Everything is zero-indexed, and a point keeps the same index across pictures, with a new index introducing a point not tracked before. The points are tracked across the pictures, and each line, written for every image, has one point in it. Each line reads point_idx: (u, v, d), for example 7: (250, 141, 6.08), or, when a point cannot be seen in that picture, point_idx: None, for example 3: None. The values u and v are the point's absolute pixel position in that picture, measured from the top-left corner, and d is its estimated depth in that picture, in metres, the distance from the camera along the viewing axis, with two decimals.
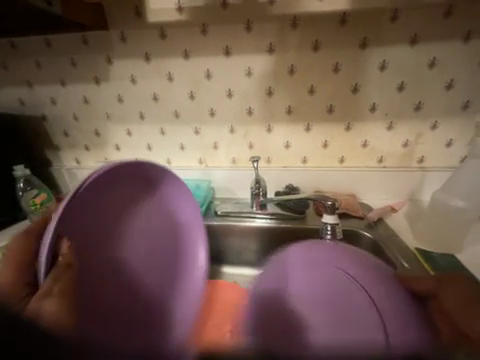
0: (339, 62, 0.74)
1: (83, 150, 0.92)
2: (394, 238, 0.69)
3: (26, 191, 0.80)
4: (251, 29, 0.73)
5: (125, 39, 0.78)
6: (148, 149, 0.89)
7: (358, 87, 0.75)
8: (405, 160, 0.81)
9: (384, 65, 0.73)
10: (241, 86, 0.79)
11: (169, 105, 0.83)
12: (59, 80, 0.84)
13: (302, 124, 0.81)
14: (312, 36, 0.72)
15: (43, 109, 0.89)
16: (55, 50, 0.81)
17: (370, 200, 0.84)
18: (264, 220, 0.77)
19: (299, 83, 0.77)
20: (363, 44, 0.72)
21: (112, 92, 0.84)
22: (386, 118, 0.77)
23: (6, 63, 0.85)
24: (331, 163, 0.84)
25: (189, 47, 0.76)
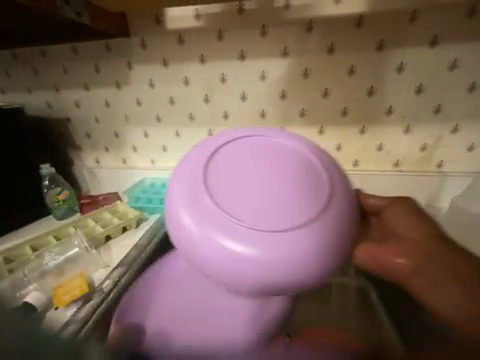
0: (354, 64, 0.73)
1: (103, 151, 0.96)
2: None
3: (50, 188, 0.86)
4: (265, 34, 0.75)
5: (144, 46, 0.82)
6: (163, 150, 0.92)
7: (374, 90, 0.74)
8: (424, 164, 0.78)
9: (401, 67, 0.71)
10: (254, 89, 0.80)
11: (184, 108, 0.86)
12: (84, 85, 0.89)
13: (315, 127, 0.81)
14: (327, 40, 0.72)
15: (68, 112, 0.94)
16: (81, 56, 0.86)
17: None
18: None
19: (312, 86, 0.77)
20: (379, 46, 0.71)
21: (131, 95, 0.88)
22: (402, 122, 0.76)
23: (36, 69, 0.91)
24: (344, 167, 0.83)
25: (205, 52, 0.79)
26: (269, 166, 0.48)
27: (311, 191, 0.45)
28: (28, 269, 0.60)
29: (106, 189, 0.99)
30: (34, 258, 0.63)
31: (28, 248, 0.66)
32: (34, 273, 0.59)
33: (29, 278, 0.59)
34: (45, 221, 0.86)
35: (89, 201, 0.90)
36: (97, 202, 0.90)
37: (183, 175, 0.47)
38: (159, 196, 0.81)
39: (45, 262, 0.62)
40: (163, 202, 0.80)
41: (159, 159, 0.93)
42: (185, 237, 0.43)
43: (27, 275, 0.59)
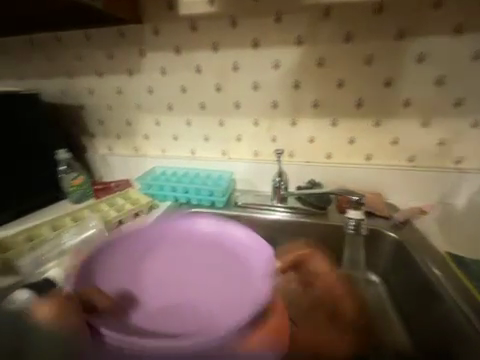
0: (372, 54, 0.70)
1: (115, 139, 0.98)
2: (422, 241, 0.66)
3: (67, 173, 0.88)
4: (281, 21, 0.73)
5: (157, 33, 0.81)
6: (174, 139, 0.92)
7: (392, 81, 0.72)
8: (440, 160, 0.76)
9: (422, 57, 0.68)
10: (267, 79, 0.78)
11: (195, 98, 0.86)
12: (97, 72, 0.90)
13: (328, 119, 0.79)
14: (345, 27, 0.70)
15: (81, 100, 0.95)
16: (94, 43, 0.87)
17: (397, 200, 0.80)
18: (284, 213, 0.78)
19: (327, 76, 0.75)
20: (400, 34, 0.68)
21: (143, 83, 0.88)
22: (420, 114, 0.73)
23: (51, 56, 0.92)
24: (357, 160, 0.81)
25: (218, 39, 0.78)
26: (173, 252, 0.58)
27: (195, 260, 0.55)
28: (46, 248, 0.63)
29: (118, 176, 1.01)
30: (52, 238, 0.66)
31: (45, 229, 0.69)
32: (54, 252, 0.62)
33: (49, 257, 0.61)
34: (59, 205, 0.89)
35: (102, 187, 0.93)
36: (110, 189, 0.93)
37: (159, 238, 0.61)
38: (169, 183, 0.83)
39: (64, 242, 0.64)
40: (173, 189, 0.82)
41: (169, 149, 0.94)
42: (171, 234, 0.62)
43: (47, 253, 0.61)
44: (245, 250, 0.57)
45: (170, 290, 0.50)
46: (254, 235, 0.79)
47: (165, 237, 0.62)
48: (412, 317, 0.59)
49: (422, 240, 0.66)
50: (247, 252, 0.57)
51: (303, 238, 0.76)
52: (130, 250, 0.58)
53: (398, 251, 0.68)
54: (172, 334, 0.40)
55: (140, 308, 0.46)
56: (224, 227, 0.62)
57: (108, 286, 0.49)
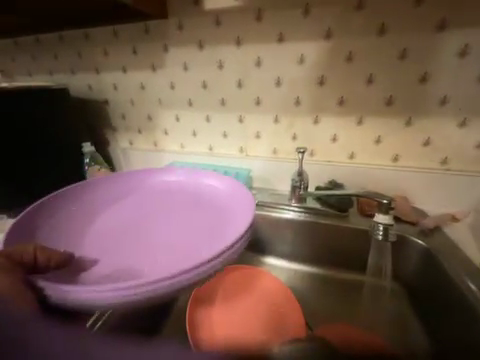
0: (407, 47, 0.66)
1: (136, 133, 1.00)
2: (453, 251, 0.61)
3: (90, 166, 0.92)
4: (308, 13, 0.70)
5: (181, 28, 0.81)
6: (193, 135, 0.93)
7: (427, 77, 0.66)
8: (477, 164, 0.70)
9: (464, 51, 0.63)
10: (291, 74, 0.76)
11: (216, 94, 0.85)
12: (122, 68, 0.92)
13: (353, 117, 0.75)
14: (377, 19, 0.66)
15: (106, 94, 0.98)
16: (120, 39, 0.89)
17: (425, 205, 0.75)
18: (302, 214, 0.75)
19: (355, 72, 0.71)
20: (440, 26, 0.62)
21: (165, 79, 0.89)
22: (458, 114, 0.67)
23: (80, 52, 0.96)
24: (383, 162, 0.77)
25: (242, 33, 0.76)
26: (151, 209, 0.60)
27: (174, 214, 0.58)
28: None
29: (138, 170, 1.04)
30: None
31: None
32: None
33: None
34: None
35: None
36: None
37: (137, 197, 0.63)
38: None
39: None
40: None
41: (188, 144, 0.95)
42: (147, 191, 0.66)
43: None
44: (219, 194, 0.63)
45: (156, 229, 0.54)
46: (270, 234, 0.78)
47: (140, 196, 0.64)
48: (439, 330, 0.56)
49: (454, 249, 0.61)
50: (221, 195, 0.62)
51: (321, 240, 0.74)
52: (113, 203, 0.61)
53: (425, 260, 0.63)
54: (151, 272, 0.44)
55: (128, 268, 0.45)
56: (203, 177, 0.68)
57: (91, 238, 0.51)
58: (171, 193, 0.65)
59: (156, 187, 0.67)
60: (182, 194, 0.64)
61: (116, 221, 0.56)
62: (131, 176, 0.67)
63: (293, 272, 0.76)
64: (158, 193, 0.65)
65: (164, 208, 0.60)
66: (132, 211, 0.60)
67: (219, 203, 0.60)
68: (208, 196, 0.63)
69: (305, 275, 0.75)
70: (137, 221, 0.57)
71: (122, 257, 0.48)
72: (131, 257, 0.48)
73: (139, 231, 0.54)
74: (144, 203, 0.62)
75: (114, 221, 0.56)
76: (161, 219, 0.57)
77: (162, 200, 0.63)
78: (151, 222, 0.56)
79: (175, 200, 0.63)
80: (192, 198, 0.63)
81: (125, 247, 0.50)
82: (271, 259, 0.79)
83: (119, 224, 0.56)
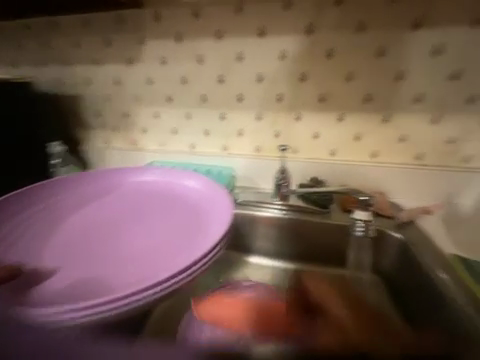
0: (383, 45, 0.67)
1: (112, 131, 0.94)
2: (428, 242, 0.63)
3: (60, 167, 0.84)
4: (288, 8, 0.69)
5: (158, 20, 0.77)
6: (173, 133, 0.89)
7: (402, 75, 0.69)
8: (448, 159, 0.73)
9: (436, 50, 0.65)
10: (272, 71, 0.75)
11: (196, 90, 0.82)
12: (94, 61, 0.86)
13: (334, 114, 0.76)
14: (355, 17, 0.66)
15: (78, 89, 0.92)
16: (91, 29, 0.83)
17: (402, 200, 0.78)
18: (286, 211, 0.75)
19: (335, 69, 0.71)
20: (414, 26, 0.64)
21: (142, 73, 0.84)
22: (430, 111, 0.70)
23: (46, 43, 0.88)
24: (362, 158, 0.78)
25: (222, 27, 0.74)
26: (124, 211, 0.56)
27: (148, 216, 0.55)
28: None
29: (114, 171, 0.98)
30: None
31: None
32: None
33: None
34: None
35: None
36: None
37: (109, 200, 0.59)
38: None
39: None
40: None
41: (168, 142, 0.91)
42: (120, 193, 0.61)
43: None
44: (198, 192, 0.60)
45: (127, 233, 0.50)
46: (254, 233, 0.77)
47: (112, 198, 0.60)
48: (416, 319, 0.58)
49: (429, 241, 0.64)
50: (201, 193, 0.60)
51: (305, 237, 0.74)
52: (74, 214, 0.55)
53: (403, 252, 0.65)
54: (119, 282, 0.40)
55: (92, 276, 0.41)
56: (174, 177, 0.64)
57: (47, 254, 0.46)
58: (147, 193, 0.61)
59: (129, 188, 0.63)
60: (159, 194, 0.61)
61: (82, 227, 0.52)
62: (104, 176, 0.64)
63: (277, 270, 0.76)
64: (133, 195, 0.61)
65: (138, 210, 0.56)
66: (102, 214, 0.55)
67: (198, 202, 0.58)
68: (186, 196, 0.60)
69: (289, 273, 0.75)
70: (106, 225, 0.52)
71: (86, 266, 0.43)
72: (95, 265, 0.43)
73: (108, 236, 0.50)
74: (116, 206, 0.58)
75: (80, 227, 0.52)
76: (133, 221, 0.53)
77: (136, 201, 0.59)
78: (122, 225, 0.52)
79: (151, 201, 0.59)
80: (169, 198, 0.60)
81: (90, 255, 0.46)
82: (256, 259, 0.78)
83: (84, 230, 0.51)
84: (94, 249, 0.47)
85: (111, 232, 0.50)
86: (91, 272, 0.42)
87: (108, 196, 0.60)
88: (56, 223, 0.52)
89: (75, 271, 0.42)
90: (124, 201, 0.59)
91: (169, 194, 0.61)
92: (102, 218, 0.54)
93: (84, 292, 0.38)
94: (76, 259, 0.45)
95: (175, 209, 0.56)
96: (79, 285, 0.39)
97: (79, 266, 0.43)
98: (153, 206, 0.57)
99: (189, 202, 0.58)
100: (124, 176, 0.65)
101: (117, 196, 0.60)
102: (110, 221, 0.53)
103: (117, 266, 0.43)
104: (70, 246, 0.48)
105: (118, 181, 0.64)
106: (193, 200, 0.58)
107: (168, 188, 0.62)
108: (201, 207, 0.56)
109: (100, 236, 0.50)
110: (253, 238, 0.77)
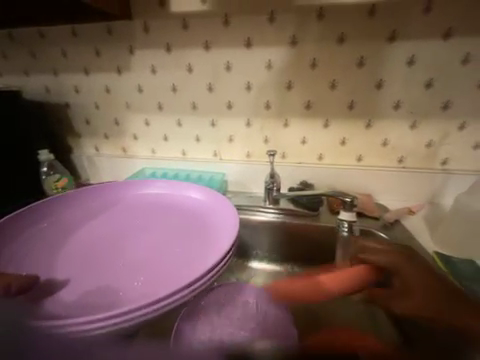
0: (364, 55, 0.71)
1: (103, 139, 0.95)
2: (411, 241, 0.67)
3: (49, 175, 0.84)
4: (274, 20, 0.72)
5: (147, 30, 0.79)
6: (164, 140, 0.90)
7: (382, 83, 0.72)
8: (428, 161, 0.77)
9: (412, 60, 0.69)
10: (260, 79, 0.78)
11: (186, 97, 0.84)
12: (83, 70, 0.87)
13: (320, 120, 0.79)
14: (336, 29, 0.70)
15: (67, 97, 0.92)
16: (80, 39, 0.83)
17: (386, 201, 0.81)
18: (277, 215, 0.77)
19: (320, 78, 0.75)
20: (391, 37, 0.69)
21: (132, 81, 0.85)
22: (410, 117, 0.74)
23: (34, 52, 0.88)
24: (348, 161, 0.82)
25: (210, 38, 0.76)
26: (130, 223, 0.58)
27: (155, 226, 0.56)
28: None
29: (106, 178, 0.98)
30: None
31: None
32: None
33: None
34: None
35: None
36: None
37: (115, 213, 0.61)
38: None
39: None
40: None
41: (159, 149, 0.92)
42: (126, 206, 0.64)
43: None
44: (202, 205, 0.63)
45: (135, 243, 0.52)
46: (246, 236, 0.79)
47: (119, 211, 0.62)
48: None
49: (411, 240, 0.67)
50: (205, 206, 0.63)
51: (295, 239, 0.76)
52: (78, 227, 0.56)
53: None
54: (131, 291, 0.41)
55: (103, 285, 0.42)
56: (176, 191, 0.68)
57: (57, 264, 0.46)
58: (153, 206, 0.64)
59: (135, 202, 0.65)
60: (164, 207, 0.64)
61: (89, 238, 0.53)
62: (111, 191, 0.67)
63: (269, 273, 0.77)
64: (138, 208, 0.63)
65: (144, 222, 0.58)
66: (109, 226, 0.57)
67: (202, 213, 0.61)
68: (191, 209, 0.63)
69: (281, 275, 0.76)
70: (113, 236, 0.54)
71: (96, 275, 0.44)
72: (105, 274, 0.44)
73: (116, 246, 0.51)
74: (122, 219, 0.59)
75: (87, 239, 0.53)
76: (140, 232, 0.55)
77: (143, 214, 0.61)
78: (129, 235, 0.54)
79: (157, 213, 0.61)
80: (174, 210, 0.62)
81: (99, 264, 0.46)
82: (248, 262, 0.80)
83: (92, 241, 0.52)
84: (103, 259, 0.48)
85: (119, 243, 0.52)
86: (102, 281, 0.43)
87: (115, 210, 0.62)
88: (63, 235, 0.53)
89: (86, 281, 0.43)
90: (131, 214, 0.61)
91: (174, 207, 0.63)
92: (110, 230, 0.55)
93: (96, 301, 0.39)
94: (86, 269, 0.45)
95: (180, 220, 0.59)
96: (91, 295, 0.40)
97: (89, 276, 0.44)
98: (159, 217, 0.60)
99: (194, 213, 0.61)
100: (130, 191, 0.68)
101: (123, 210, 0.62)
102: (117, 232, 0.55)
103: (126, 276, 0.44)
104: (80, 257, 0.48)
105: (124, 195, 0.67)
106: (198, 212, 0.61)
107: (172, 201, 0.65)
108: (205, 219, 0.59)
109: (108, 246, 0.51)
110: (245, 242, 0.79)
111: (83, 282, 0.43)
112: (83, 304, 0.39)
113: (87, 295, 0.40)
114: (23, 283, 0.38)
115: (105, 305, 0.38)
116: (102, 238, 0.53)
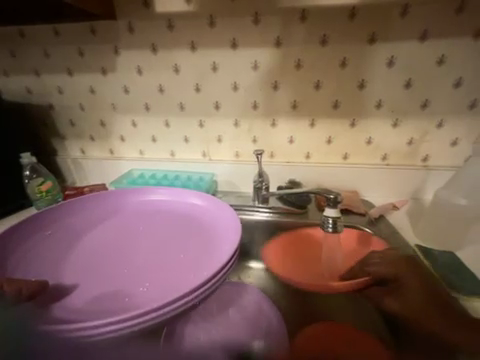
0: (346, 57, 0.73)
1: (88, 141, 0.93)
2: (395, 235, 0.69)
3: (32, 179, 0.81)
4: (258, 22, 0.73)
5: (132, 30, 0.78)
6: (152, 141, 0.89)
7: (365, 83, 0.75)
8: (410, 158, 0.80)
9: (392, 61, 0.72)
10: (246, 80, 0.79)
11: (174, 97, 0.83)
12: (66, 70, 0.85)
13: (306, 120, 0.80)
14: (319, 31, 0.72)
15: (50, 99, 0.89)
16: (63, 39, 0.82)
17: (372, 197, 0.84)
18: (266, 213, 0.78)
19: (305, 78, 0.76)
20: (371, 39, 0.71)
21: (118, 82, 0.84)
22: (391, 115, 0.77)
23: (14, 52, 0.85)
24: (335, 160, 0.84)
25: (196, 39, 0.76)
26: (132, 228, 0.57)
27: (157, 232, 0.56)
28: None
29: (93, 180, 0.96)
30: None
31: None
32: None
33: None
34: (25, 213, 0.81)
35: (75, 191, 0.87)
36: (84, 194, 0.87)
37: (117, 218, 0.60)
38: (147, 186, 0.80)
39: None
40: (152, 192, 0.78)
41: (148, 150, 0.91)
42: (127, 211, 0.63)
43: None
44: (205, 208, 0.63)
45: (139, 249, 0.51)
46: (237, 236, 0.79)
47: (120, 217, 0.61)
48: None
49: (395, 234, 0.70)
50: (207, 209, 0.62)
51: None
52: (82, 233, 0.55)
53: None
54: (138, 298, 0.41)
55: (108, 292, 0.42)
56: (179, 197, 0.66)
57: (60, 271, 0.46)
58: (154, 211, 0.63)
59: (136, 206, 0.64)
60: (165, 211, 0.63)
61: (92, 244, 0.53)
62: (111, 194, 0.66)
63: None
64: (140, 213, 0.63)
65: (146, 227, 0.57)
66: (111, 231, 0.56)
67: (204, 217, 0.60)
68: (193, 213, 0.62)
69: None
70: (116, 242, 0.53)
71: (100, 282, 0.44)
72: (110, 281, 0.44)
73: (120, 252, 0.50)
74: (124, 225, 0.58)
75: (89, 245, 0.52)
76: (143, 238, 0.54)
77: (144, 219, 0.60)
78: (132, 242, 0.53)
79: (159, 218, 0.61)
80: (176, 215, 0.62)
81: (103, 271, 0.46)
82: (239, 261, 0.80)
83: (95, 247, 0.52)
84: (107, 265, 0.47)
85: (121, 249, 0.51)
86: (107, 289, 0.42)
87: (116, 215, 0.62)
88: (65, 241, 0.53)
89: (92, 288, 0.43)
90: (132, 219, 0.60)
91: (175, 211, 0.63)
92: (112, 235, 0.55)
93: (102, 308, 0.39)
94: (91, 276, 0.45)
95: (183, 225, 0.58)
96: (97, 303, 0.40)
97: (94, 283, 0.44)
98: (161, 223, 0.59)
99: (197, 217, 0.61)
100: (131, 194, 0.67)
101: (124, 215, 0.62)
102: (119, 239, 0.54)
103: (131, 283, 0.44)
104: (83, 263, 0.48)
105: (125, 199, 0.66)
106: (200, 215, 0.61)
107: (174, 206, 0.64)
108: (209, 222, 0.59)
109: (111, 253, 0.50)
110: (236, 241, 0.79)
111: (88, 289, 0.42)
112: (90, 311, 0.38)
113: (93, 302, 0.40)
114: (35, 287, 0.38)
115: (110, 313, 0.38)
116: (104, 244, 0.52)
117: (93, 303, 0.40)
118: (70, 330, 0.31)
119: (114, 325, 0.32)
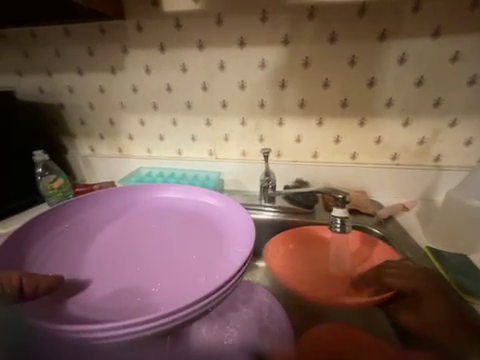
0: (356, 54, 0.72)
1: (98, 139, 0.94)
2: (404, 236, 0.68)
3: (44, 176, 0.83)
4: (266, 20, 0.72)
5: (140, 30, 0.79)
6: (160, 139, 0.90)
7: (375, 81, 0.73)
8: (420, 158, 0.79)
9: (403, 58, 0.70)
10: (253, 79, 0.78)
11: (181, 96, 0.84)
12: (77, 70, 0.87)
13: (314, 118, 0.79)
14: (328, 28, 0.71)
15: (61, 98, 0.91)
16: (73, 39, 0.83)
17: (380, 197, 0.82)
18: (272, 213, 0.78)
19: (313, 76, 0.75)
20: (381, 36, 0.69)
21: (126, 81, 0.85)
22: (402, 114, 0.75)
23: (26, 52, 0.87)
24: (343, 159, 0.83)
25: (204, 38, 0.77)
26: (145, 227, 0.58)
27: (170, 231, 0.56)
28: None
29: (102, 178, 0.97)
30: None
31: None
32: None
33: None
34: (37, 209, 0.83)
35: (85, 188, 0.89)
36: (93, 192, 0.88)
37: (129, 216, 0.61)
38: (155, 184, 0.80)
39: None
40: None
41: (155, 148, 0.92)
42: (139, 210, 0.63)
43: None
44: (217, 209, 0.63)
45: (152, 248, 0.52)
46: None
47: (132, 215, 0.62)
48: None
49: (404, 235, 0.68)
50: (220, 210, 0.62)
51: None
52: (96, 230, 0.56)
53: None
54: (151, 299, 0.41)
55: (122, 291, 0.42)
56: (191, 196, 0.66)
57: (76, 268, 0.47)
58: (166, 210, 0.63)
59: (149, 205, 0.65)
60: (178, 210, 0.63)
61: (106, 242, 0.53)
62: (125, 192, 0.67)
63: None
64: (152, 211, 0.63)
65: (158, 226, 0.58)
66: (124, 230, 0.57)
67: (217, 217, 0.60)
68: (205, 213, 0.62)
69: None
70: (129, 241, 0.54)
71: (115, 281, 0.44)
72: (124, 281, 0.44)
73: (133, 251, 0.51)
74: (136, 223, 0.59)
75: (103, 243, 0.53)
76: (156, 237, 0.55)
77: (157, 218, 0.61)
78: (145, 241, 0.54)
79: (171, 217, 0.61)
80: (188, 215, 0.62)
81: (117, 270, 0.47)
82: None
83: (108, 245, 0.53)
84: (120, 264, 0.48)
85: (134, 248, 0.52)
86: (122, 288, 0.43)
87: (129, 213, 0.62)
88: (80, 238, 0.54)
89: (106, 286, 0.43)
90: (145, 217, 0.61)
91: (187, 211, 0.63)
92: (125, 234, 0.56)
93: (117, 308, 0.40)
94: (105, 274, 0.46)
95: (196, 225, 0.58)
96: (111, 301, 0.41)
97: (108, 281, 0.44)
98: (173, 222, 0.59)
99: (209, 218, 0.60)
100: (144, 193, 0.68)
101: (137, 213, 0.62)
102: (132, 237, 0.55)
103: (144, 283, 0.44)
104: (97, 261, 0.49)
105: (137, 197, 0.66)
106: (213, 216, 0.61)
107: (186, 205, 0.65)
108: (221, 223, 0.59)
109: (124, 251, 0.51)
110: None
111: (103, 287, 0.43)
112: (105, 309, 0.39)
113: (108, 302, 0.41)
114: (51, 283, 0.38)
115: (125, 313, 0.39)
116: (118, 243, 0.53)
117: (107, 302, 0.41)
118: (86, 332, 0.31)
119: (128, 328, 0.32)
